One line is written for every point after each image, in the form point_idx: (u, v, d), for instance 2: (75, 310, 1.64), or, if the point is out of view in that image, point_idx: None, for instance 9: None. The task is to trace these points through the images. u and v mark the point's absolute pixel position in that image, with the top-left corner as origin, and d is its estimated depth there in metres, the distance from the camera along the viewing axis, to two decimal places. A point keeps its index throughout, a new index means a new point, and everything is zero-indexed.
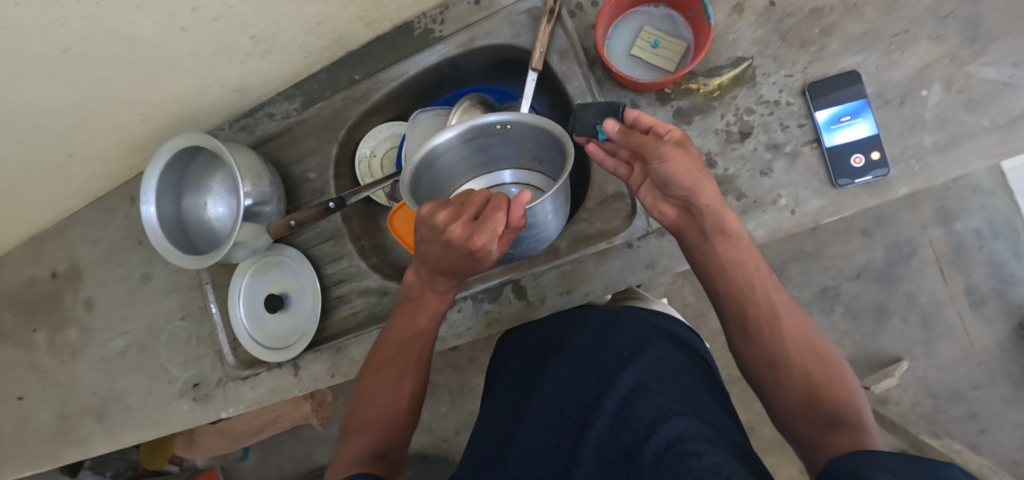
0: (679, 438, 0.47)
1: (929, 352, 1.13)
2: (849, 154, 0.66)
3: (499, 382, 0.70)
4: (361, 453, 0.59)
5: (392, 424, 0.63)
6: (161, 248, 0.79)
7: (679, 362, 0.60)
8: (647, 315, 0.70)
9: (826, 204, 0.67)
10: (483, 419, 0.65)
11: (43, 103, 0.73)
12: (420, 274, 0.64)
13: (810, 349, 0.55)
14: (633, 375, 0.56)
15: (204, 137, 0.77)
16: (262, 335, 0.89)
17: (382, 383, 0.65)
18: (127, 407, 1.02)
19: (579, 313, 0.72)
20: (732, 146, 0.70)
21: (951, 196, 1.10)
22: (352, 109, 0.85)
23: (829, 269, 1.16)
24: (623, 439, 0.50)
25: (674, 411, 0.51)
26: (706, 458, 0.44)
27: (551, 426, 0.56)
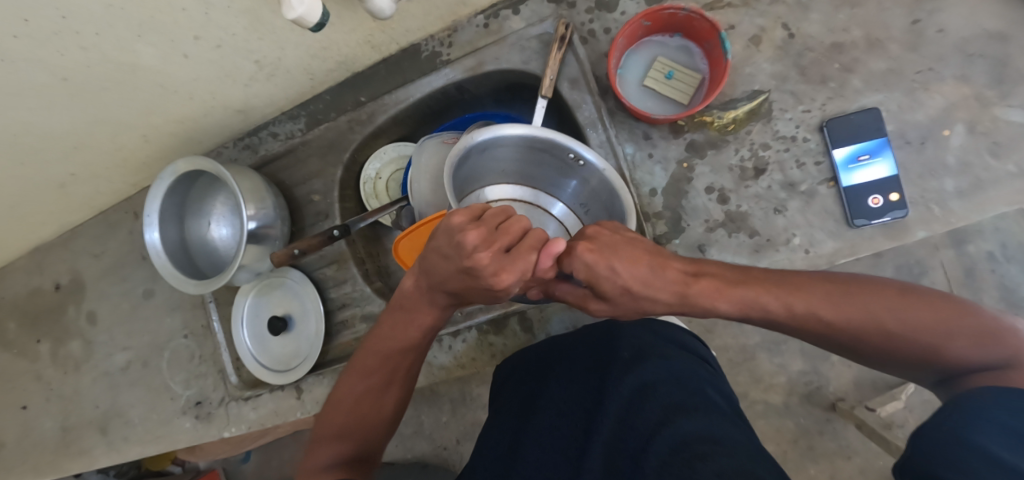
0: (687, 441, 0.50)
1: None
2: (866, 195, 0.64)
3: (505, 384, 0.71)
4: (334, 459, 0.57)
5: (371, 433, 0.60)
6: (165, 272, 0.78)
7: (686, 362, 0.62)
8: (651, 326, 0.68)
9: (842, 245, 0.65)
10: (487, 436, 0.65)
11: (47, 129, 0.73)
12: (419, 284, 0.57)
13: (884, 324, 0.46)
14: (637, 378, 0.58)
15: (207, 162, 0.75)
16: (265, 355, 0.89)
17: (355, 403, 0.59)
18: (130, 422, 1.02)
19: (581, 326, 0.74)
20: (746, 182, 0.68)
21: None
22: (357, 131, 0.84)
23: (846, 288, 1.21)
24: (628, 442, 0.53)
25: (681, 412, 0.53)
26: (713, 462, 0.46)
27: (557, 435, 0.58)
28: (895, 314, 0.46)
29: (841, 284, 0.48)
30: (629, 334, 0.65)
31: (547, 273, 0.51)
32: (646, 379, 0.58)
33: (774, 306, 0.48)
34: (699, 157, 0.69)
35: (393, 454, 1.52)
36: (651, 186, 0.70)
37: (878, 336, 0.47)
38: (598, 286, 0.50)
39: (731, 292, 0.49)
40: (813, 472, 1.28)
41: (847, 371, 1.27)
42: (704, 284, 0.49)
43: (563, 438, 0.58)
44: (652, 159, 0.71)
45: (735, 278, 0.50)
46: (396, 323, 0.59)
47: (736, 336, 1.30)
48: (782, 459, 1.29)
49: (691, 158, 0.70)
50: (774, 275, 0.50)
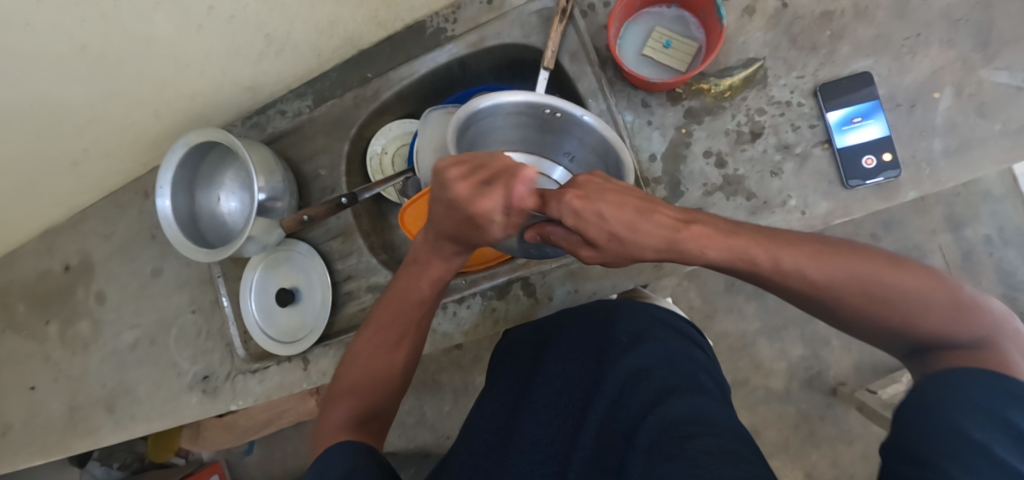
0: (677, 421, 0.50)
1: None
2: (860, 155, 0.66)
3: (501, 365, 0.71)
4: (346, 418, 0.59)
5: (380, 389, 0.63)
6: (177, 242, 0.80)
7: (681, 349, 0.62)
8: (648, 309, 0.68)
9: (835, 206, 0.67)
10: (482, 405, 0.67)
11: (61, 102, 0.74)
12: (428, 238, 0.60)
13: (879, 288, 0.47)
14: (632, 363, 0.59)
15: (218, 133, 0.77)
16: (272, 328, 0.91)
17: (371, 348, 0.63)
18: (137, 400, 1.03)
19: (577, 308, 0.73)
20: (742, 146, 0.70)
21: (961, 202, 1.12)
22: (364, 107, 0.86)
23: None
24: (621, 422, 0.55)
25: (674, 394, 0.54)
26: (701, 441, 0.47)
27: (551, 410, 0.59)
28: (898, 286, 0.47)
29: (844, 248, 0.49)
30: (626, 321, 0.65)
31: (529, 203, 0.48)
32: (642, 363, 0.59)
33: (766, 261, 0.49)
34: (697, 123, 0.71)
35: (395, 444, 1.52)
36: (650, 152, 0.72)
37: (872, 300, 0.47)
38: (585, 232, 0.51)
39: (727, 244, 0.49)
40: (815, 457, 1.29)
41: (847, 355, 1.28)
42: (695, 232, 0.50)
43: (558, 414, 0.58)
44: (651, 126, 0.73)
45: (727, 232, 0.50)
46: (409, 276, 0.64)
47: (737, 320, 1.31)
48: (784, 444, 1.30)
49: (689, 124, 0.72)
50: (773, 234, 0.50)
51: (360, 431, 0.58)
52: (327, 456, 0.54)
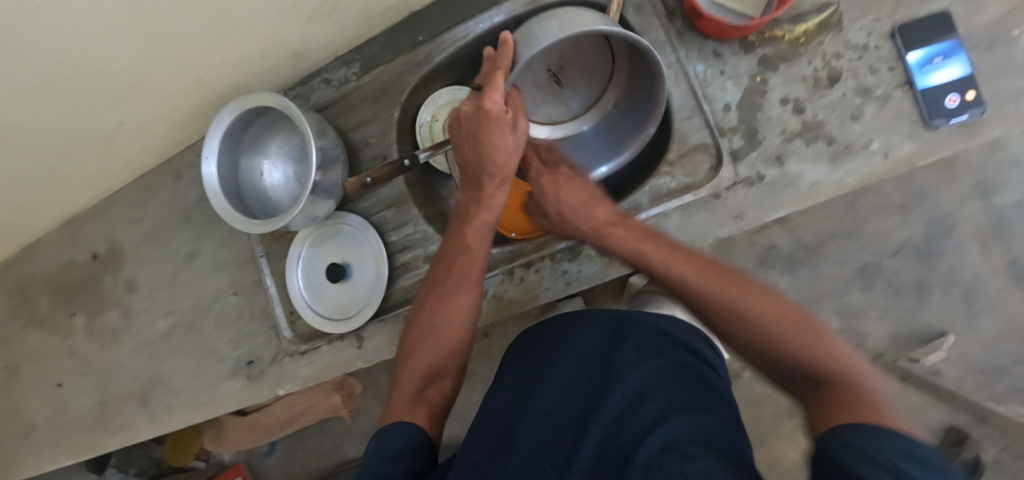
0: (676, 441, 0.43)
1: (971, 326, 1.13)
2: (944, 95, 0.64)
3: (507, 378, 0.67)
4: (410, 389, 0.63)
5: (441, 354, 0.66)
6: (224, 213, 0.76)
7: (693, 370, 0.57)
8: (657, 324, 0.65)
9: (919, 147, 0.66)
10: (489, 408, 0.63)
11: (105, 65, 0.70)
12: (468, 191, 0.71)
13: (758, 316, 0.51)
14: (638, 378, 0.52)
15: (268, 96, 0.74)
16: (322, 306, 0.87)
17: (435, 335, 0.67)
18: (173, 390, 0.98)
19: (585, 317, 0.69)
20: (821, 91, 0.68)
21: (991, 169, 1.11)
22: (415, 72, 0.83)
23: (868, 246, 1.14)
24: (621, 439, 0.47)
25: (678, 411, 0.47)
26: (700, 461, 0.39)
27: (556, 421, 0.53)
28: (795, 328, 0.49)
29: (747, 291, 0.52)
30: (636, 338, 0.60)
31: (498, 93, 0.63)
32: (647, 380, 0.52)
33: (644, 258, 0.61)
34: (772, 71, 0.69)
35: None
36: (725, 102, 0.71)
37: (764, 323, 0.50)
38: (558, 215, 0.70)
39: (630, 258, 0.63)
40: None
41: None
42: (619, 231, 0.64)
43: (564, 426, 0.52)
44: (724, 76, 0.71)
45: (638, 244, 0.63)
46: (456, 234, 0.71)
47: None
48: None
49: (764, 73, 0.70)
50: (681, 254, 0.59)
51: (424, 409, 0.61)
52: (385, 435, 0.56)
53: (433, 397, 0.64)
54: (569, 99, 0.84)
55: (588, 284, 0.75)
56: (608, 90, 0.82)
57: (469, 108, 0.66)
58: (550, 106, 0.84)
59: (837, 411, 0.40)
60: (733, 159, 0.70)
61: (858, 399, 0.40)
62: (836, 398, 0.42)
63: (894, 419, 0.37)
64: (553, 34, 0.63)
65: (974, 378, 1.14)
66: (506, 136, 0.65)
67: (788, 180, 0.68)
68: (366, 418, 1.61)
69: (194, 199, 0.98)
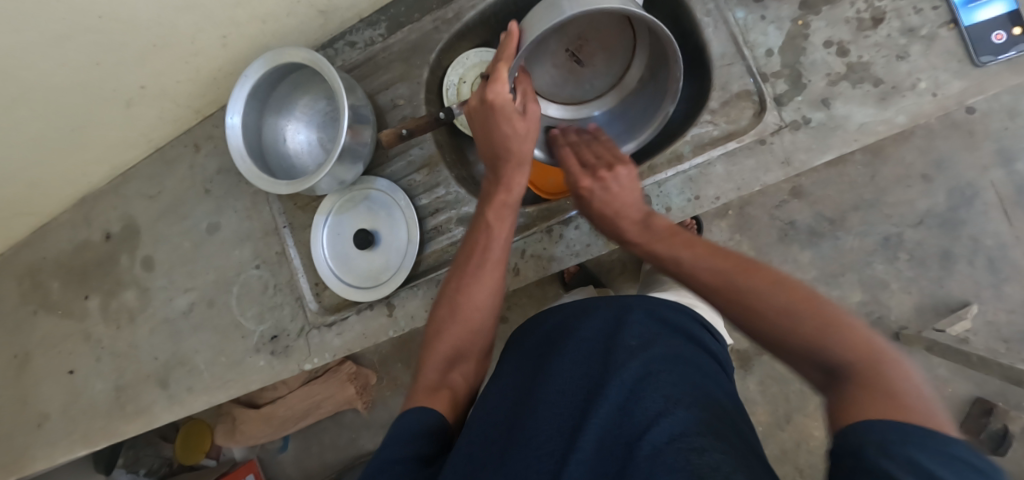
0: (680, 433, 0.42)
1: (998, 294, 1.11)
2: (990, 32, 0.64)
3: (505, 369, 0.62)
4: (433, 371, 0.59)
5: (466, 335, 0.62)
6: (251, 174, 0.74)
7: (694, 357, 0.54)
8: (658, 306, 0.61)
9: (969, 85, 0.65)
10: (485, 400, 0.58)
11: (130, 15, 0.68)
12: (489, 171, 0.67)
13: (780, 307, 0.44)
14: (639, 366, 0.50)
15: (296, 52, 0.72)
16: (349, 274, 0.84)
17: (456, 314, 0.62)
18: (194, 370, 0.95)
19: (586, 304, 0.64)
20: (865, 32, 0.67)
21: (1011, 135, 1.10)
22: (444, 31, 0.82)
23: (891, 216, 1.14)
24: (624, 429, 0.45)
25: (683, 403, 0.46)
26: (708, 455, 0.40)
27: (555, 410, 0.49)
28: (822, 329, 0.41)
29: (778, 292, 0.45)
30: (637, 323, 0.56)
31: (501, 85, 0.61)
32: (652, 367, 0.50)
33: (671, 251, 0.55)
34: (814, 14, 0.68)
35: None
36: (766, 47, 0.70)
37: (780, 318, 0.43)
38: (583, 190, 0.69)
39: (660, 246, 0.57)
40: None
41: None
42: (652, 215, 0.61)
43: (561, 415, 0.49)
44: (765, 21, 0.70)
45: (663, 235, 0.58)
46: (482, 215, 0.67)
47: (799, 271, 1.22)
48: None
49: (805, 16, 0.69)
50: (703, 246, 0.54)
51: (443, 394, 0.57)
52: (399, 422, 0.53)
53: (456, 382, 0.60)
54: (585, 83, 0.82)
55: None
56: (630, 68, 0.79)
57: (478, 103, 0.64)
58: (571, 87, 0.82)
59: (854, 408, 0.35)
60: (778, 105, 0.68)
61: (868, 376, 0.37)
62: (856, 391, 0.37)
63: (935, 420, 0.33)
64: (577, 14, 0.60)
65: (1001, 348, 1.10)
66: (516, 122, 0.63)
67: (835, 122, 0.67)
68: (382, 411, 1.57)
69: (213, 171, 0.95)
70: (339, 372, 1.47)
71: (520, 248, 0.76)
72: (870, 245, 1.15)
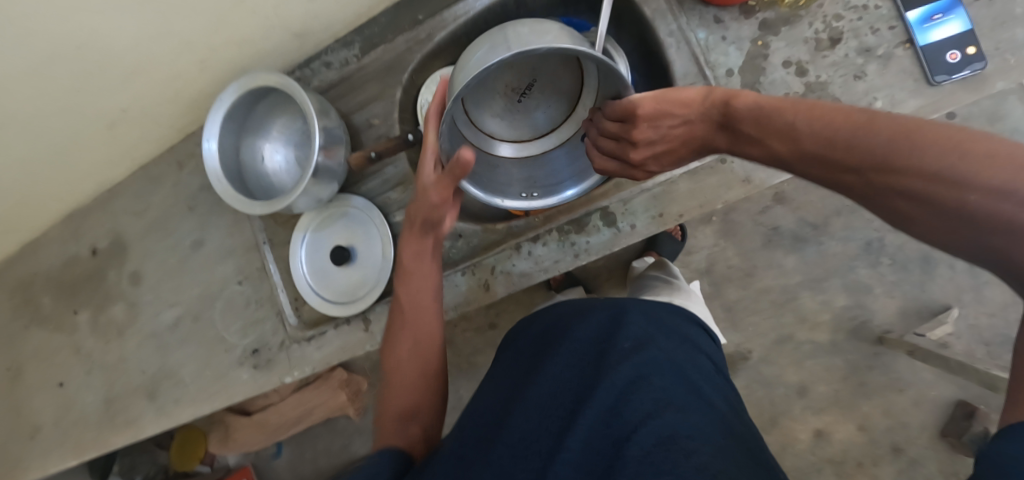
0: (671, 435, 0.46)
1: (979, 297, 1.12)
2: (945, 51, 0.65)
3: (496, 371, 0.64)
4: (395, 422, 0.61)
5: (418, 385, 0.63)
6: (227, 195, 0.76)
7: (683, 358, 0.57)
8: (654, 310, 0.64)
9: (924, 103, 0.66)
10: (474, 403, 0.60)
11: (108, 44, 0.71)
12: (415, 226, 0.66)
13: (937, 170, 0.38)
14: (632, 369, 0.53)
15: (271, 76, 0.74)
16: (327, 290, 0.86)
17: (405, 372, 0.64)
18: (180, 383, 0.97)
19: (582, 305, 0.66)
20: (822, 53, 0.69)
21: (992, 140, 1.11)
22: (417, 51, 0.83)
23: (873, 221, 1.15)
24: (613, 429, 0.48)
25: (671, 407, 0.49)
26: (694, 457, 0.44)
27: (543, 411, 0.51)
28: (1012, 186, 0.35)
29: (946, 143, 0.38)
30: (633, 323, 0.58)
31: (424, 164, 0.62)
32: (642, 369, 0.53)
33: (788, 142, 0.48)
34: (774, 34, 0.70)
35: None
36: (727, 67, 0.71)
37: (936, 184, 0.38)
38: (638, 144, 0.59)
39: (753, 147, 0.52)
40: (867, 409, 1.16)
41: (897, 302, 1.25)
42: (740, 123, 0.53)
43: (550, 415, 0.51)
44: (725, 41, 0.71)
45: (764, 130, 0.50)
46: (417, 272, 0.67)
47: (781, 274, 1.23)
48: (834, 398, 1.17)
49: (765, 37, 0.70)
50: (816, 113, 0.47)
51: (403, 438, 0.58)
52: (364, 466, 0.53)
53: (416, 432, 0.60)
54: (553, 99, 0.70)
55: (598, 255, 0.75)
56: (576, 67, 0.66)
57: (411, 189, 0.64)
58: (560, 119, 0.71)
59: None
60: None
61: None
62: None
63: None
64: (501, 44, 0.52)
65: (982, 350, 1.10)
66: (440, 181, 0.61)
67: None
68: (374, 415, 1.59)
69: (197, 188, 0.97)
70: (331, 379, 1.49)
71: (491, 265, 0.78)
72: (853, 249, 1.16)
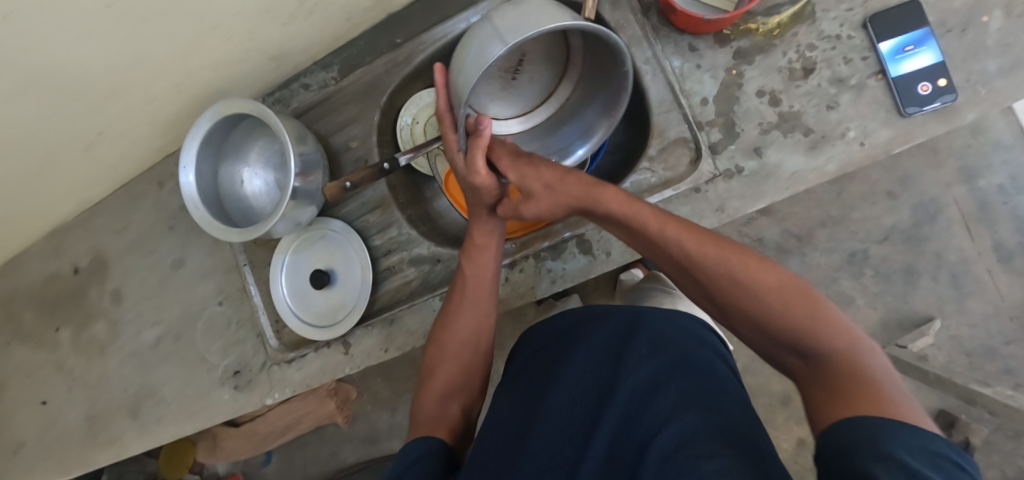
0: (690, 437, 0.44)
1: (961, 308, 1.11)
2: (917, 83, 0.64)
3: (520, 372, 0.64)
4: (439, 400, 0.63)
5: (469, 366, 0.67)
6: (204, 222, 0.76)
7: (704, 360, 0.55)
8: (668, 316, 0.63)
9: (896, 133, 0.67)
10: (497, 408, 0.60)
11: (80, 71, 0.70)
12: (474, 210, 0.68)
13: (775, 293, 0.47)
14: (652, 373, 0.51)
15: (244, 102, 0.74)
16: (307, 312, 0.86)
17: (454, 349, 0.67)
18: (162, 401, 0.97)
19: (598, 311, 0.66)
20: (796, 82, 0.69)
21: (973, 153, 1.11)
22: (395, 73, 0.83)
23: (857, 233, 1.15)
24: (634, 435, 0.47)
25: (692, 408, 0.47)
26: (716, 460, 0.41)
27: (565, 416, 0.51)
28: (806, 310, 0.45)
29: (774, 286, 0.47)
30: (649, 328, 0.58)
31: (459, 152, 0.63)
32: (660, 372, 0.52)
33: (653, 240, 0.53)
34: (748, 63, 0.70)
35: None
36: (702, 95, 0.71)
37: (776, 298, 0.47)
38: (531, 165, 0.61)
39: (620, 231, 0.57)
40: None
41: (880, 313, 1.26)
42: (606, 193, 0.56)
43: (575, 422, 0.50)
44: (701, 69, 0.71)
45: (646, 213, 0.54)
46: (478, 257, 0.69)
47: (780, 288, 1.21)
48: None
49: (740, 65, 0.70)
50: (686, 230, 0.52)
51: (444, 424, 0.60)
52: (408, 451, 0.55)
53: (454, 412, 0.62)
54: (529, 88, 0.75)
55: (573, 281, 0.75)
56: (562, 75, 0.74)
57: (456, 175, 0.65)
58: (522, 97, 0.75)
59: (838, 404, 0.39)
60: (713, 153, 0.70)
61: (863, 386, 0.39)
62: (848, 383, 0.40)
63: (908, 412, 0.36)
64: (495, 37, 0.56)
65: (964, 361, 1.11)
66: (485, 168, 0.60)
67: (767, 171, 0.68)
68: (363, 423, 1.60)
69: (177, 208, 0.97)
70: (320, 389, 1.49)
71: None
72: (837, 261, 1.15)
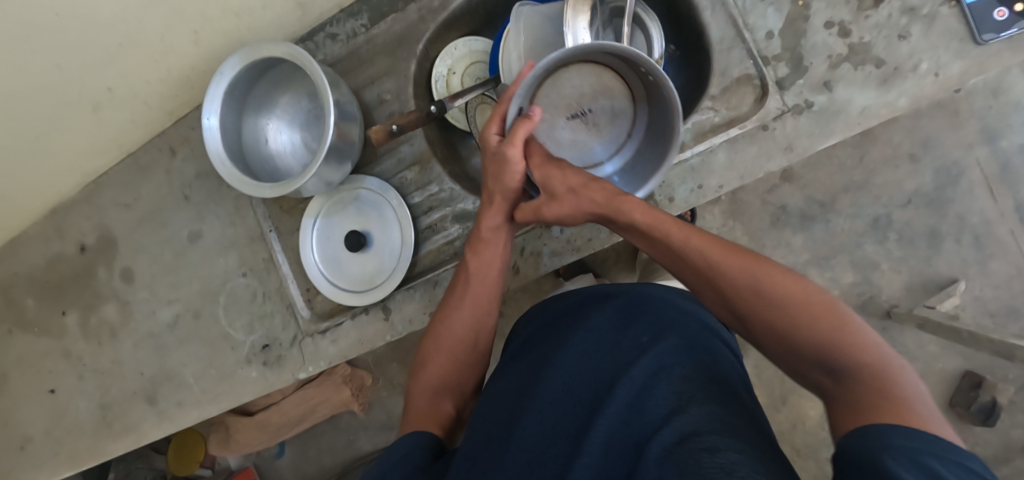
0: (693, 431, 0.39)
1: (984, 270, 1.05)
2: (992, 9, 0.62)
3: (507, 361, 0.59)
4: (428, 396, 0.62)
5: (465, 366, 0.65)
6: (233, 179, 0.70)
7: (711, 344, 0.50)
8: (671, 297, 0.57)
9: (970, 65, 0.64)
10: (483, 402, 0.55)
11: (89, 8, 0.64)
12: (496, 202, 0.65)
13: (822, 317, 0.44)
14: (652, 360, 0.47)
15: (273, 45, 0.68)
16: (342, 280, 0.81)
17: (447, 343, 0.64)
18: (183, 384, 0.91)
19: (600, 292, 0.59)
20: (865, 12, 0.66)
21: (994, 113, 1.03)
22: (430, 20, 0.78)
23: (879, 197, 1.07)
24: (633, 428, 0.42)
25: (698, 399, 0.43)
26: (722, 455, 0.36)
27: (558, 409, 0.46)
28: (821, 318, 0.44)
29: (823, 308, 0.44)
30: (655, 312, 0.53)
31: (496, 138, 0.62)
32: (667, 363, 0.47)
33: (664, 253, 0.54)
34: None
35: None
36: (767, 29, 0.68)
37: (807, 321, 0.44)
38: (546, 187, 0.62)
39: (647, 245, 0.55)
40: None
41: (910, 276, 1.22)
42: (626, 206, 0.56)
43: (568, 414, 0.46)
44: (764, 2, 0.68)
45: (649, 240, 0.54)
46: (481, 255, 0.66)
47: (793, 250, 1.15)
48: None
49: None
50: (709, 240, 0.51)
51: (433, 419, 0.59)
52: (392, 449, 0.54)
53: (448, 408, 0.61)
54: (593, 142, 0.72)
55: None
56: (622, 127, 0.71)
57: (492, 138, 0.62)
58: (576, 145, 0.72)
59: (851, 412, 0.38)
60: (780, 89, 0.67)
61: (883, 400, 0.38)
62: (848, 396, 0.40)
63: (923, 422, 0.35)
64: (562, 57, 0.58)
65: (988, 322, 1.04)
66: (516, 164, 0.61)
67: (837, 107, 0.65)
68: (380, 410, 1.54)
69: (192, 176, 0.91)
70: (335, 375, 1.43)
71: (520, 246, 0.74)
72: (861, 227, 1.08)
